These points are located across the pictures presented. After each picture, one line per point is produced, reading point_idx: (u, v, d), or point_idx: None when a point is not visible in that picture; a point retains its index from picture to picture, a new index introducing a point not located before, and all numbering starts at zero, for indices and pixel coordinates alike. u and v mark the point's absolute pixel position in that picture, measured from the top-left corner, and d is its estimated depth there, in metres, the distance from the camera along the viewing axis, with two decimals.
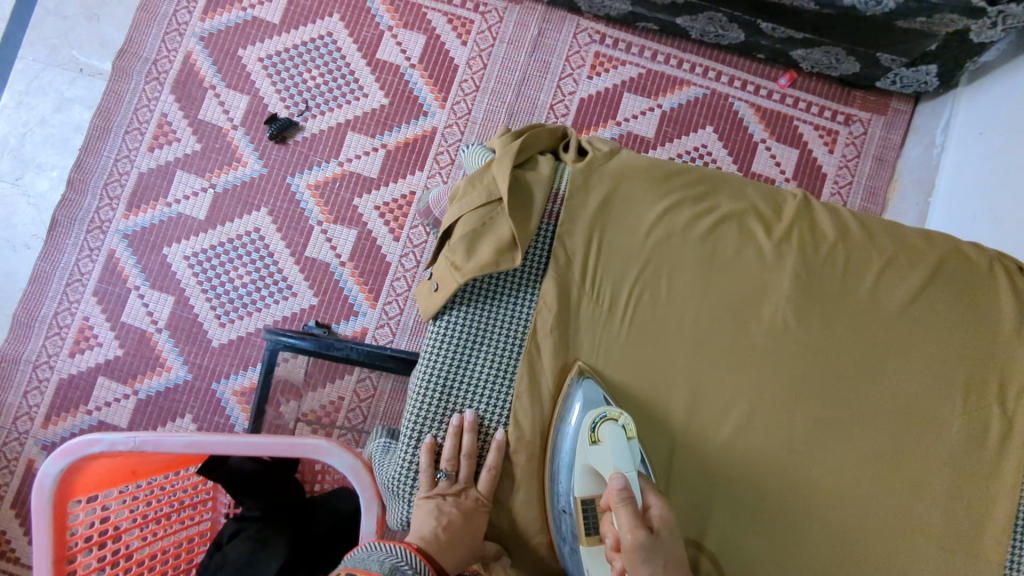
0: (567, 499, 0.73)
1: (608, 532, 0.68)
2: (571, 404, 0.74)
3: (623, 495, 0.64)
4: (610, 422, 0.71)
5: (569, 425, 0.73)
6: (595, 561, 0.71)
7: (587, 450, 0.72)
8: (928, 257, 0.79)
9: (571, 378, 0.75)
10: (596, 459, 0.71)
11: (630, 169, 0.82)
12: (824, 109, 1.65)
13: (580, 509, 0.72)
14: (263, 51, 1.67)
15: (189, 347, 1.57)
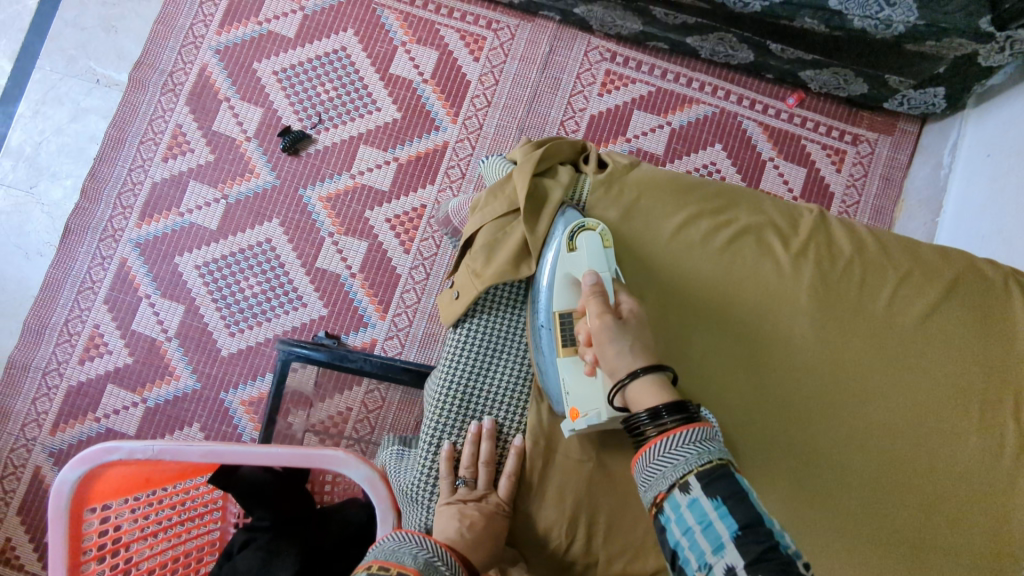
0: (546, 316, 0.77)
1: (581, 333, 0.72)
2: (554, 232, 0.79)
3: (590, 290, 0.70)
4: (586, 232, 0.76)
5: (551, 245, 0.78)
6: (570, 370, 0.74)
7: (565, 263, 0.76)
8: (945, 276, 0.82)
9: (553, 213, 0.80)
10: (573, 266, 0.75)
11: (650, 184, 0.85)
12: (831, 129, 1.67)
13: (557, 322, 0.75)
14: (278, 64, 1.69)
15: (199, 356, 1.58)
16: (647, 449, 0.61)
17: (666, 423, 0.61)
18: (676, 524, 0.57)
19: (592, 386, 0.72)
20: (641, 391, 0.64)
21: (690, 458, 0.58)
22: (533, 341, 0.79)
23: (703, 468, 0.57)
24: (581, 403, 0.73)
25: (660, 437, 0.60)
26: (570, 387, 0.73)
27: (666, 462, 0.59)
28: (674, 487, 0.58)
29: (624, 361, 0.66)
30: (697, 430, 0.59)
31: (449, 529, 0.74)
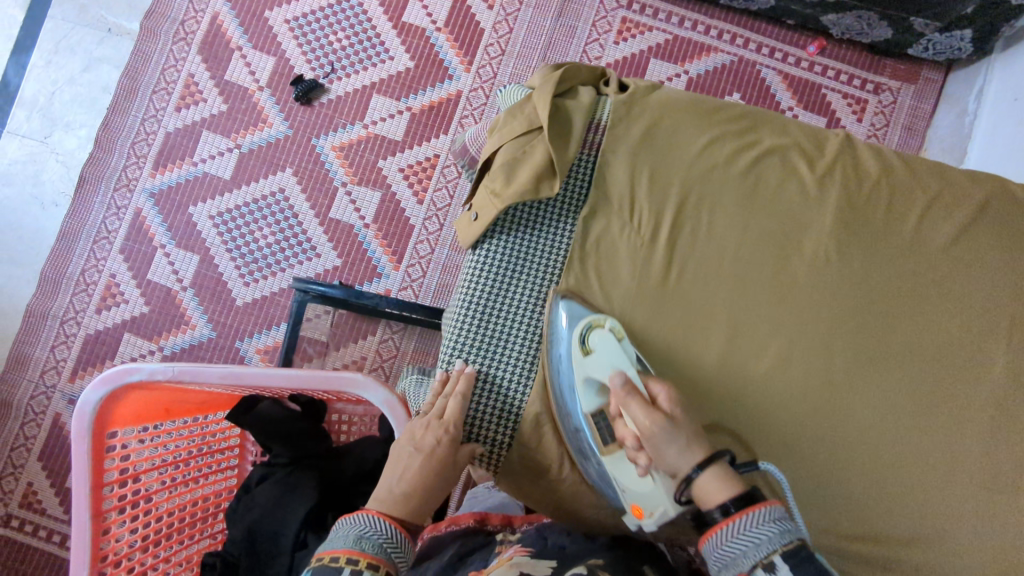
0: (577, 416, 0.73)
1: (625, 431, 0.68)
2: (557, 325, 0.74)
3: (623, 391, 0.68)
4: (597, 330, 0.72)
5: (558, 347, 0.74)
6: (620, 471, 0.69)
7: (583, 366, 0.73)
8: (975, 197, 0.77)
9: (551, 299, 0.75)
10: (595, 367, 0.71)
11: (671, 103, 0.79)
12: (853, 77, 1.63)
13: (592, 424, 0.72)
14: (290, 13, 1.68)
15: (214, 306, 1.59)
16: (716, 531, 0.60)
17: (723, 514, 0.59)
18: None
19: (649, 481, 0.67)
20: (708, 486, 0.62)
21: (768, 539, 0.57)
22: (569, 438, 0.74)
23: (784, 547, 0.56)
24: (642, 501, 0.68)
25: (732, 519, 0.58)
26: (625, 485, 0.69)
27: (737, 545, 0.58)
28: (757, 567, 0.56)
29: (680, 456, 0.64)
30: (772, 514, 0.58)
31: None
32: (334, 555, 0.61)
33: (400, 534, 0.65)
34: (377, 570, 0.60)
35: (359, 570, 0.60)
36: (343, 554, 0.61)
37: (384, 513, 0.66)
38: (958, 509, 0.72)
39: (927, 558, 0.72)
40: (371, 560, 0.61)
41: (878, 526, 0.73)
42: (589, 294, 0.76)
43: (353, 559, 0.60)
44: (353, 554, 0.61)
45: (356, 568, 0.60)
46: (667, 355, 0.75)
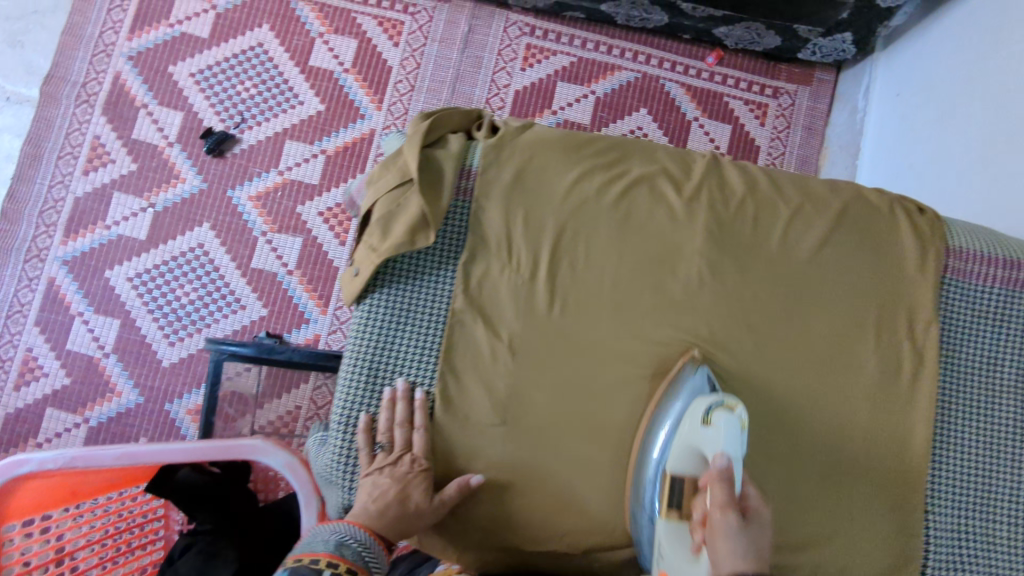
0: (657, 470, 0.71)
1: (697, 505, 0.65)
2: (688, 387, 0.73)
3: (719, 474, 0.64)
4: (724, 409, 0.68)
5: (678, 401, 0.72)
6: (669, 537, 0.66)
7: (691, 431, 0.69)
8: (833, 206, 0.81)
9: (687, 365, 0.75)
10: (694, 435, 0.68)
11: (541, 141, 0.81)
12: (752, 84, 1.69)
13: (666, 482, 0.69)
14: (194, 66, 1.66)
15: (139, 369, 1.55)
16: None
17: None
18: None
19: (697, 563, 0.64)
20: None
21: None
22: (633, 491, 0.73)
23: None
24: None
25: None
26: (664, 550, 0.66)
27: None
28: None
29: (731, 560, 0.59)
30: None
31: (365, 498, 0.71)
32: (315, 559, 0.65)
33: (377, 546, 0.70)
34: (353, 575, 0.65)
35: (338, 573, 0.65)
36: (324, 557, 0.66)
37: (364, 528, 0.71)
38: (844, 505, 0.76)
39: (819, 556, 0.75)
40: (350, 564, 0.66)
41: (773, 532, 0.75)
42: (474, 339, 0.77)
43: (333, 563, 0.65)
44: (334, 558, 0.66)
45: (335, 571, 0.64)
46: (558, 390, 0.77)
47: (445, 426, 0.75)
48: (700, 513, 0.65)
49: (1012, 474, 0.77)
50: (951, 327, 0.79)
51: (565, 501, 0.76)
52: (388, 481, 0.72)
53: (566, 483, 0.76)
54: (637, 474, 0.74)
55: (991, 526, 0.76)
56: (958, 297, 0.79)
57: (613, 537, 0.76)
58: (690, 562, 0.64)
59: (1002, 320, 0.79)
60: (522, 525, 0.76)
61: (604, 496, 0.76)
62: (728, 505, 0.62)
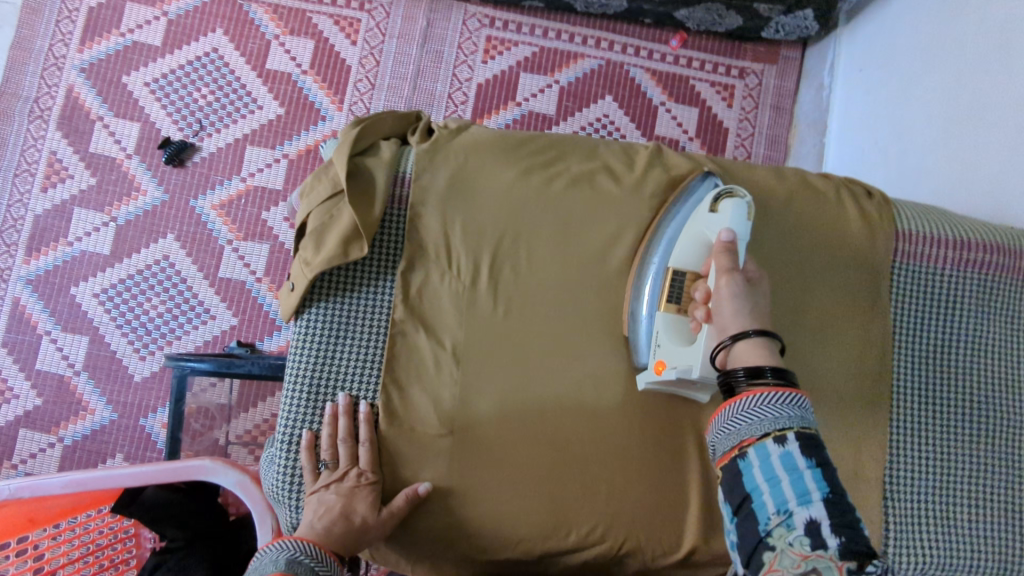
0: (659, 265, 0.74)
1: (701, 287, 0.69)
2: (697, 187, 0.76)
3: (725, 246, 0.66)
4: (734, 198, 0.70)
5: (688, 199, 0.75)
6: (667, 326, 0.71)
7: (699, 222, 0.72)
8: (780, 195, 0.79)
9: (697, 176, 0.77)
10: (701, 223, 0.71)
11: (477, 142, 0.79)
12: (718, 65, 1.66)
13: (669, 277, 0.72)
14: (148, 75, 1.63)
15: (111, 386, 1.53)
16: (732, 397, 0.60)
17: (748, 376, 0.59)
18: (760, 469, 0.57)
19: (694, 342, 0.69)
20: (743, 350, 0.61)
21: (788, 416, 0.57)
22: (631, 285, 0.75)
23: (797, 428, 0.57)
24: (670, 355, 0.70)
25: (752, 392, 0.59)
26: (662, 338, 0.71)
27: (743, 421, 0.59)
28: (767, 436, 0.57)
29: (735, 317, 0.63)
30: (794, 396, 0.58)
31: (308, 515, 0.69)
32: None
33: (326, 557, 0.66)
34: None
35: None
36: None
37: (309, 540, 0.66)
38: None
39: None
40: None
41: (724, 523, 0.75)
42: (417, 348, 0.75)
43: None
44: None
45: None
46: (505, 396, 0.75)
47: (390, 438, 0.74)
48: (702, 290, 0.69)
49: (972, 456, 0.76)
50: (903, 312, 0.77)
51: (518, 509, 0.74)
52: (334, 498, 0.70)
53: (519, 491, 0.74)
54: (636, 278, 0.76)
55: (952, 511, 0.75)
56: (909, 281, 0.78)
57: (569, 544, 0.74)
58: (686, 344, 0.70)
59: (953, 302, 0.77)
60: (476, 535, 0.74)
61: (557, 500, 0.74)
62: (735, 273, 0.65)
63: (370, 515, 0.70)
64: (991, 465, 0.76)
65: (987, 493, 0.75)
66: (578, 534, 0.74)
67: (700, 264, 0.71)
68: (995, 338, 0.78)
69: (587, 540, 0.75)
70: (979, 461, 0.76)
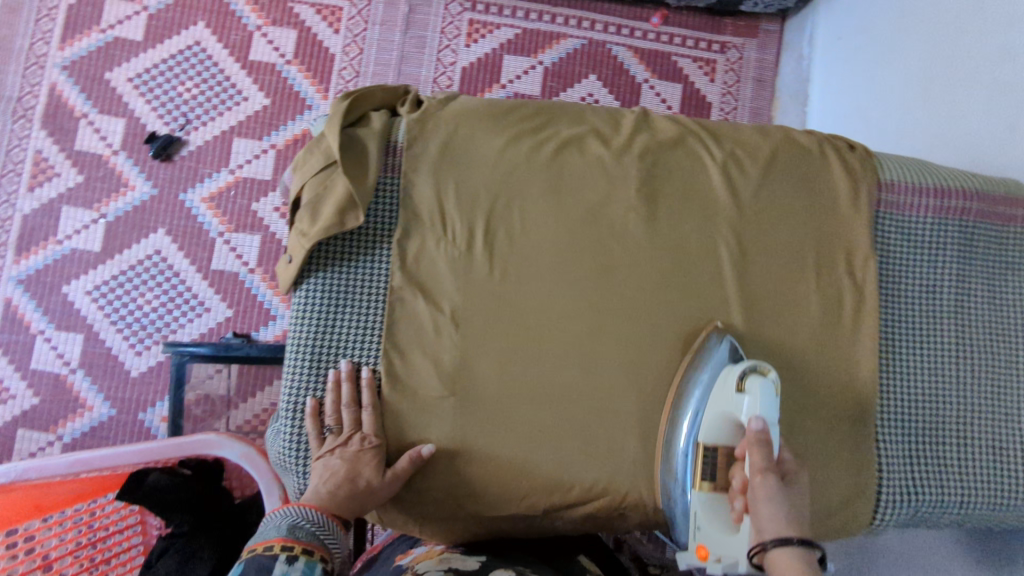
0: (687, 444, 0.72)
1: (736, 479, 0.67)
2: (716, 355, 0.74)
3: (758, 433, 0.64)
4: (760, 375, 0.69)
5: (709, 364, 0.74)
6: (705, 506, 0.68)
7: (725, 399, 0.70)
8: (765, 150, 0.80)
9: (712, 337, 0.76)
10: (729, 402, 0.70)
11: (465, 111, 0.80)
12: (699, 41, 1.68)
13: (700, 453, 0.70)
14: (131, 70, 1.62)
15: (108, 382, 1.53)
16: None
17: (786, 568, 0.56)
18: None
19: (737, 532, 0.65)
20: (781, 559, 0.56)
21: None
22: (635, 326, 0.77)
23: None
24: (710, 543, 0.66)
25: None
26: (702, 521, 0.67)
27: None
28: None
29: (775, 525, 0.59)
30: None
31: (315, 481, 0.70)
32: (269, 544, 0.65)
33: (333, 524, 0.69)
34: (309, 555, 0.65)
35: (295, 555, 0.64)
36: (277, 543, 0.65)
37: (315, 505, 0.70)
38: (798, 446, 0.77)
39: None
40: (306, 545, 0.65)
41: None
42: (415, 314, 0.76)
43: (287, 546, 0.64)
44: (287, 542, 0.65)
45: (291, 555, 0.64)
46: (505, 357, 0.76)
47: (392, 403, 0.75)
48: (739, 479, 0.67)
49: (960, 396, 0.78)
50: (888, 260, 0.80)
51: (522, 468, 0.76)
52: (338, 462, 0.71)
53: (522, 450, 0.76)
54: (664, 438, 0.75)
55: (941, 449, 0.77)
56: (892, 229, 0.80)
57: (572, 499, 0.76)
58: (726, 531, 0.66)
59: (936, 248, 0.80)
60: (482, 494, 0.76)
61: (560, 457, 0.76)
62: (768, 469, 0.63)
63: (375, 477, 0.71)
64: (980, 403, 0.78)
65: (976, 431, 0.78)
66: (580, 489, 0.76)
67: (732, 441, 0.70)
68: (978, 281, 0.80)
69: (590, 494, 0.76)
70: (968, 401, 0.78)
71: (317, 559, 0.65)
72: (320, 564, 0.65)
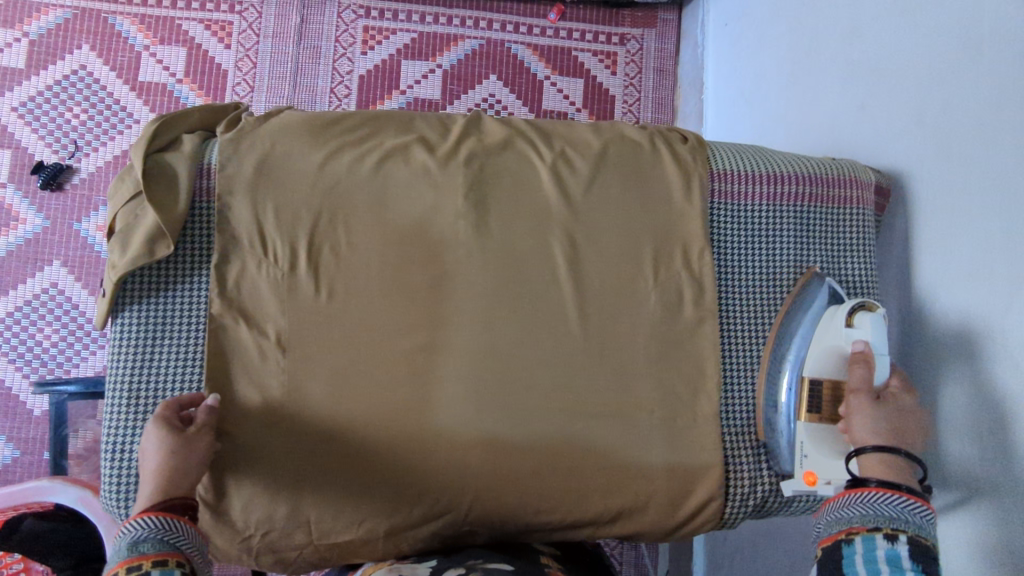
0: (792, 376, 0.75)
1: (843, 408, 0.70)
2: (815, 297, 0.77)
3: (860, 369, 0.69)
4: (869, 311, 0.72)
5: (808, 305, 0.77)
6: (811, 437, 0.72)
7: (829, 333, 0.73)
8: (595, 148, 0.80)
9: (813, 281, 0.79)
10: (836, 335, 0.72)
11: (284, 127, 0.77)
12: (598, 34, 1.66)
13: (805, 386, 0.73)
14: (15, 99, 1.49)
15: (10, 423, 1.42)
16: (855, 492, 0.62)
17: (880, 484, 0.61)
18: (861, 557, 0.57)
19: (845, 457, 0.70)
20: (871, 460, 0.64)
21: (903, 519, 0.59)
22: (470, 335, 0.76)
23: (910, 531, 0.58)
24: (820, 469, 0.70)
25: (873, 491, 0.61)
26: (810, 449, 0.71)
27: (859, 509, 0.60)
28: (881, 533, 0.58)
29: (865, 435, 0.66)
30: (913, 507, 0.59)
31: None
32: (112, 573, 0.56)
33: (181, 522, 0.61)
34: (164, 565, 0.57)
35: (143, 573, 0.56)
36: (121, 568, 0.56)
37: (150, 511, 0.61)
38: (642, 448, 0.76)
39: (623, 500, 0.76)
40: (155, 557, 0.57)
41: (575, 475, 0.75)
42: (240, 341, 0.74)
43: (133, 567, 0.56)
44: (132, 562, 0.56)
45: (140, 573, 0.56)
46: (334, 378, 0.74)
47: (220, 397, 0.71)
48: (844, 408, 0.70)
49: None
50: (723, 253, 0.80)
51: (364, 488, 0.74)
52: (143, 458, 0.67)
53: (360, 473, 0.74)
54: (766, 374, 0.78)
55: None
56: (728, 219, 0.80)
57: (415, 517, 0.74)
58: (836, 456, 0.70)
59: (771, 236, 0.81)
60: (322, 520, 0.74)
61: (401, 478, 0.74)
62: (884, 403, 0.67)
63: (171, 437, 0.66)
64: None
65: None
66: (423, 506, 0.74)
67: (840, 376, 0.72)
68: (816, 262, 0.81)
69: (434, 511, 0.74)
70: None
71: (172, 566, 0.57)
72: (178, 569, 0.57)
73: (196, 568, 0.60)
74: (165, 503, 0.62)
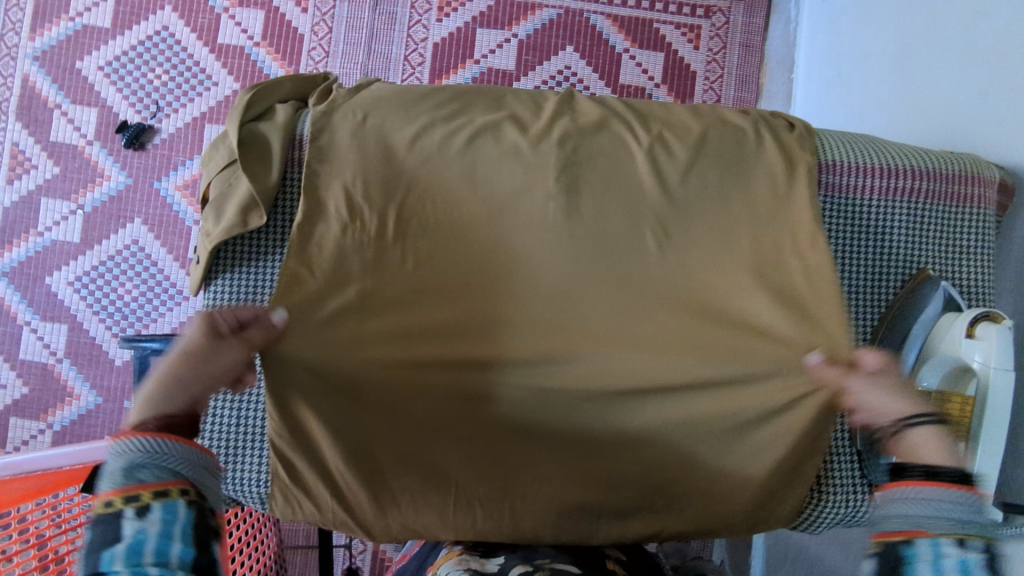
0: None
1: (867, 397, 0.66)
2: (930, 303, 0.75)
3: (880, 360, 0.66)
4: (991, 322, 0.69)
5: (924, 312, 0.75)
6: None
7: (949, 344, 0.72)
8: (693, 131, 0.77)
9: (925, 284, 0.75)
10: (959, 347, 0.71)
11: (377, 98, 0.77)
12: (683, 5, 1.56)
13: None
14: (102, 58, 1.51)
15: (94, 371, 1.49)
16: (902, 484, 0.56)
17: (925, 474, 0.56)
18: (927, 565, 0.51)
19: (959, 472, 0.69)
20: (916, 439, 0.60)
21: (970, 520, 0.53)
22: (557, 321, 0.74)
23: (981, 535, 0.52)
24: None
25: (930, 484, 0.55)
26: None
27: (921, 508, 0.54)
28: (948, 537, 0.52)
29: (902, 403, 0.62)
30: (973, 502, 0.54)
31: None
32: (106, 501, 0.52)
33: (179, 445, 0.57)
34: (165, 496, 0.53)
35: (144, 505, 0.52)
36: (116, 497, 0.53)
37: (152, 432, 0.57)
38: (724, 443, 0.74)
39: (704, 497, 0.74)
40: (155, 487, 0.53)
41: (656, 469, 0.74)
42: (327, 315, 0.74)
43: (132, 497, 0.53)
44: (128, 492, 0.53)
45: (140, 505, 0.52)
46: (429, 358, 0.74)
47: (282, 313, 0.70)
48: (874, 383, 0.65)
49: None
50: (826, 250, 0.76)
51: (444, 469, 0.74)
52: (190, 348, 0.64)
53: (438, 450, 0.74)
54: None
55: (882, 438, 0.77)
56: (835, 214, 0.77)
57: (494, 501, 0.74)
58: None
59: (881, 232, 0.77)
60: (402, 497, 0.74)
61: (481, 460, 0.74)
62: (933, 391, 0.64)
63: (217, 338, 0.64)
64: None
65: None
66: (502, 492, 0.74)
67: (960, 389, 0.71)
68: (926, 262, 0.77)
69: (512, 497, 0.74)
70: None
71: (174, 496, 0.54)
72: (181, 499, 0.54)
73: (203, 493, 0.57)
74: (167, 425, 0.58)
